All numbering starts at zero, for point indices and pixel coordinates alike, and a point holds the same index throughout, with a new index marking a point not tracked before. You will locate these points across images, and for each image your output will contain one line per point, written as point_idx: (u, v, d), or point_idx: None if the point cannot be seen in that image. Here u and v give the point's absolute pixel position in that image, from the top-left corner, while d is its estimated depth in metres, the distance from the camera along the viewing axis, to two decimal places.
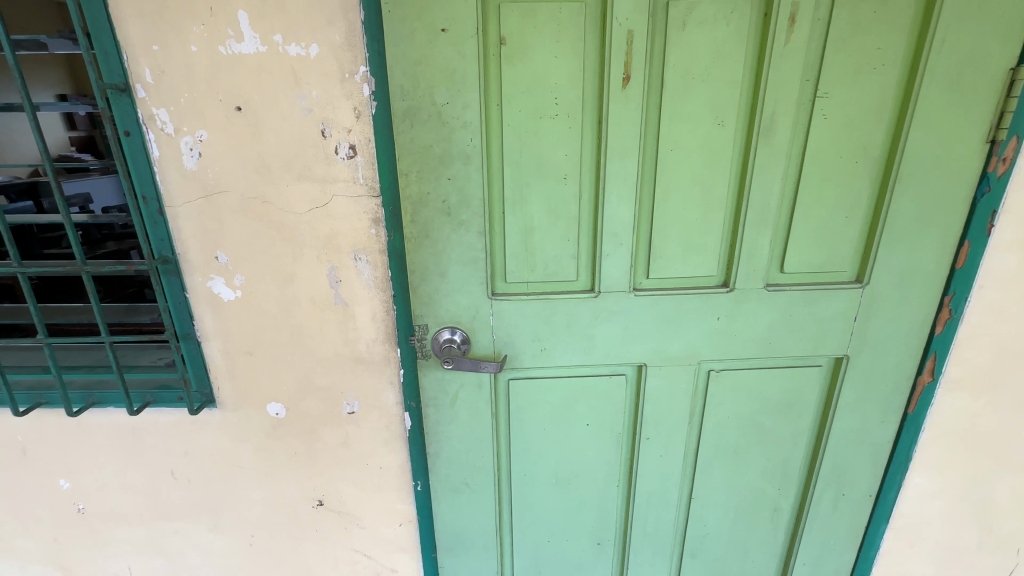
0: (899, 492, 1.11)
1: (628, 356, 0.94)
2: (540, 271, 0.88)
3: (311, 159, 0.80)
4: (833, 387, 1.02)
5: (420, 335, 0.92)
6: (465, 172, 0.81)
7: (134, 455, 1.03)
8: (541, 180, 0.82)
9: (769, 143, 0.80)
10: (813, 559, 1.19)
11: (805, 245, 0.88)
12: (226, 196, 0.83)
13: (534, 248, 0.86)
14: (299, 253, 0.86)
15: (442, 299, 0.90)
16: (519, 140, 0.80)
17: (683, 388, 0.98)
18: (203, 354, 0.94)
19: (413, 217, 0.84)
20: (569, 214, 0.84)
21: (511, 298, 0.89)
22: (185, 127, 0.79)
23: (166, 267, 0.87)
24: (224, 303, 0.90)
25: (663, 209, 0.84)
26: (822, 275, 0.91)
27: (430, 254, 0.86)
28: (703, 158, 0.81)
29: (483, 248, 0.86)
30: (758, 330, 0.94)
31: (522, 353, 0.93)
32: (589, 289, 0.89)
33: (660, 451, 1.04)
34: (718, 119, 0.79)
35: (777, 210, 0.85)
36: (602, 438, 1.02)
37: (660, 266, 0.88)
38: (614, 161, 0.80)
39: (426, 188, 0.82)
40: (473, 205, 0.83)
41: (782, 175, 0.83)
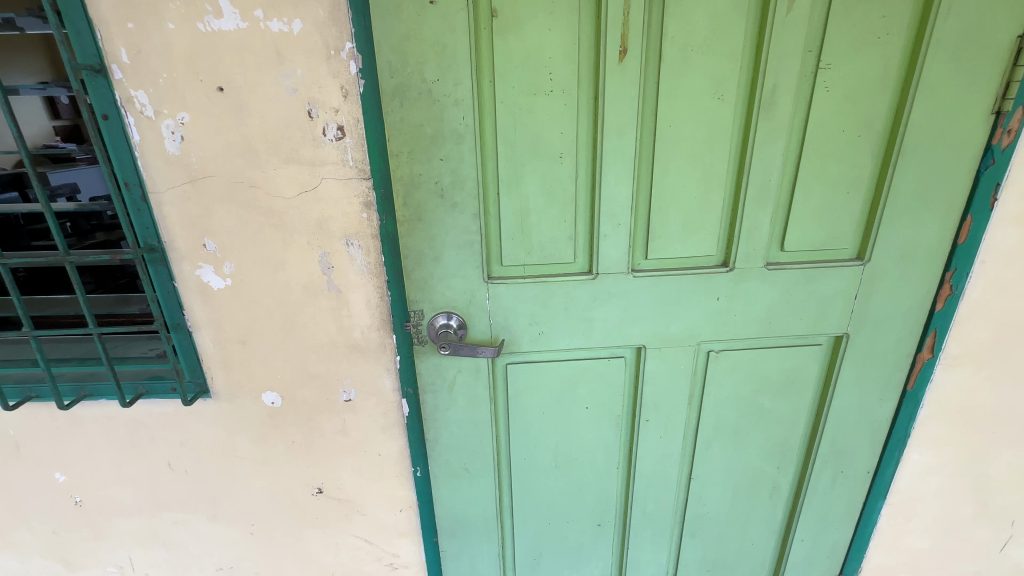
0: (897, 468, 1.12)
1: (627, 338, 0.93)
2: (536, 254, 0.86)
3: (298, 141, 0.78)
4: (833, 365, 1.01)
5: (415, 321, 0.91)
6: (458, 153, 0.79)
7: (130, 447, 1.02)
8: (536, 160, 0.80)
9: (771, 118, 0.78)
10: (811, 535, 1.20)
11: (806, 223, 0.87)
12: (211, 181, 0.80)
13: (530, 230, 0.84)
14: (289, 239, 0.84)
15: (437, 284, 0.88)
16: (512, 119, 0.77)
17: (683, 369, 0.97)
18: (194, 344, 0.92)
19: (406, 200, 0.82)
20: (565, 195, 0.82)
21: (508, 282, 0.87)
22: (166, 109, 0.76)
23: (153, 256, 0.84)
24: (214, 292, 0.88)
25: (662, 188, 0.82)
26: (823, 253, 0.90)
27: (424, 238, 0.84)
28: (703, 134, 0.79)
29: (478, 231, 0.84)
30: (758, 310, 0.93)
31: (519, 337, 0.92)
32: (587, 272, 0.88)
33: (659, 432, 1.04)
34: (718, 94, 0.77)
35: (778, 186, 0.83)
36: (601, 421, 1.02)
37: (659, 246, 0.86)
38: (612, 139, 0.78)
39: (418, 169, 0.80)
40: (467, 186, 0.81)
41: (783, 151, 0.81)
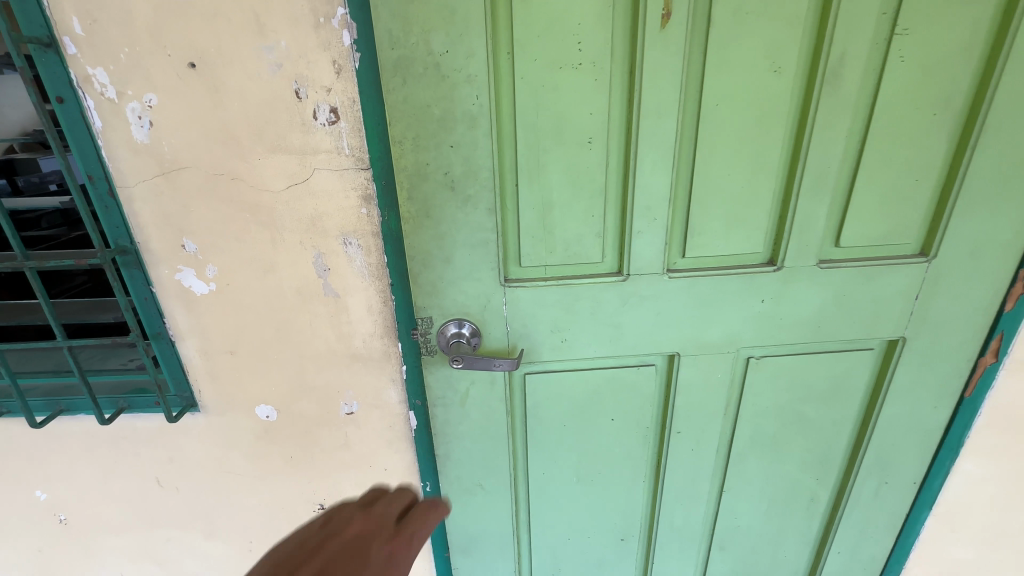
0: (946, 478, 1.03)
1: (659, 345, 0.84)
2: (559, 254, 0.76)
3: (285, 127, 0.67)
4: (884, 372, 0.91)
5: (423, 329, 0.81)
6: (471, 138, 0.68)
7: (115, 464, 0.94)
8: (561, 146, 0.69)
9: (836, 95, 0.67)
10: (849, 547, 1.12)
11: (866, 215, 0.76)
12: (187, 173, 0.70)
13: (553, 226, 0.74)
14: (279, 239, 0.74)
15: (447, 287, 0.78)
16: (534, 98, 0.66)
17: (719, 377, 0.88)
18: (178, 355, 0.83)
19: (411, 193, 0.71)
20: (594, 187, 0.71)
21: (527, 285, 0.77)
22: (130, 90, 0.65)
23: (125, 258, 0.74)
24: (197, 298, 0.78)
25: (706, 177, 0.71)
26: (883, 248, 0.80)
27: (432, 237, 0.74)
28: (755, 113, 0.68)
29: (494, 228, 0.73)
30: (807, 313, 0.83)
31: (539, 345, 0.82)
32: (616, 272, 0.78)
33: (691, 445, 0.95)
34: (775, 66, 0.66)
35: (838, 173, 0.72)
36: (628, 433, 0.93)
37: (698, 243, 0.76)
38: (650, 120, 0.67)
39: (425, 158, 0.69)
40: (481, 177, 0.70)
41: (847, 133, 0.70)
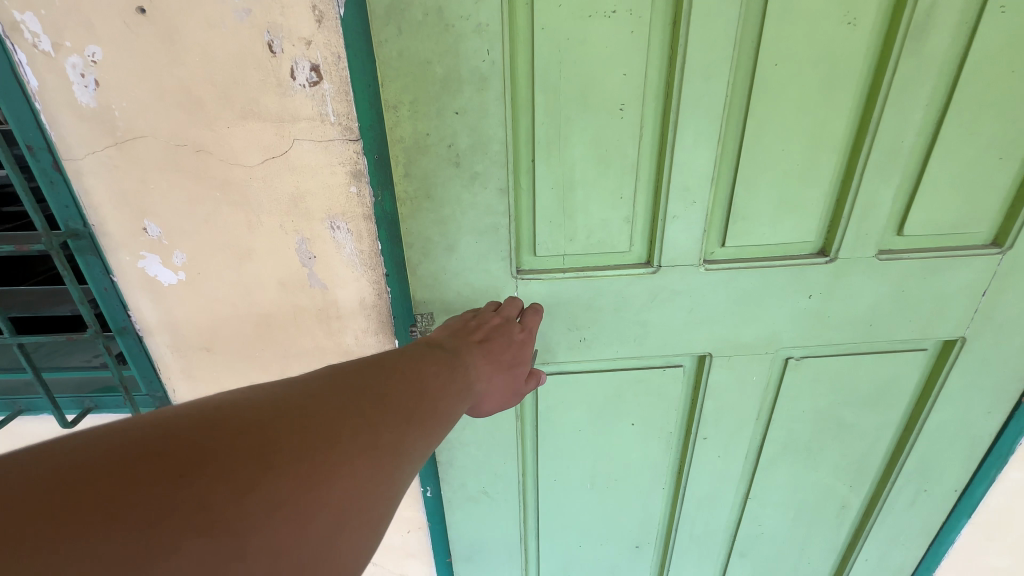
0: (990, 487, 0.94)
1: (688, 345, 0.74)
2: (580, 242, 0.66)
3: (257, 89, 0.56)
4: (936, 374, 0.82)
5: (423, 326, 0.71)
6: (480, 103, 0.57)
7: None
8: (586, 114, 0.58)
9: (920, 53, 0.56)
10: (878, 555, 1.04)
11: (938, 199, 0.65)
12: (144, 144, 0.59)
13: (574, 210, 0.63)
14: (256, 222, 0.64)
15: (451, 278, 0.68)
16: (556, 54, 0.55)
17: (754, 380, 0.79)
18: (147, 351, 0.73)
19: (408, 170, 0.61)
20: (624, 164, 0.61)
21: (543, 277, 0.67)
22: (68, 42, 0.54)
23: (79, 243, 0.64)
24: (165, 289, 0.69)
25: (756, 153, 0.61)
26: (951, 238, 0.69)
27: (433, 220, 0.64)
28: (819, 76, 0.57)
29: (505, 212, 0.63)
30: (857, 310, 0.73)
31: (555, 344, 0.73)
32: (645, 263, 0.68)
33: (718, 451, 0.86)
34: (849, 17, 0.54)
35: (910, 149, 0.62)
36: (649, 438, 0.84)
37: (741, 230, 0.66)
38: (695, 83, 0.56)
39: (425, 127, 0.59)
40: (492, 151, 0.60)
41: (926, 100, 0.59)
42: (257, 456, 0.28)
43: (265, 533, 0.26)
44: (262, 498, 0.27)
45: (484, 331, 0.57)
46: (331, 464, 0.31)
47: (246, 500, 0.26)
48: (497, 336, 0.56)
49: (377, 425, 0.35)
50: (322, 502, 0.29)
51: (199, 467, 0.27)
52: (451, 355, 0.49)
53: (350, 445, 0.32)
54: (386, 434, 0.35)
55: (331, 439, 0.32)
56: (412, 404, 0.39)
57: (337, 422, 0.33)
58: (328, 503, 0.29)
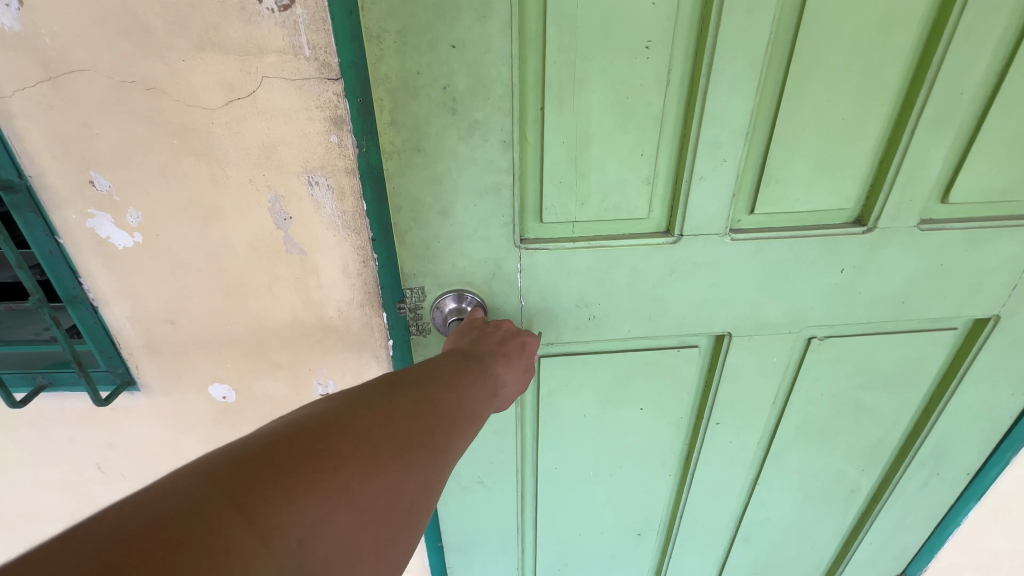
0: (1003, 469, 0.91)
1: (706, 324, 0.68)
2: (593, 207, 0.58)
3: (217, 13, 0.47)
4: (963, 355, 0.77)
5: (413, 302, 0.64)
6: (483, 34, 0.49)
7: (46, 450, 0.78)
8: (606, 51, 0.50)
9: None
10: (882, 538, 1.01)
11: (994, 161, 0.59)
12: (83, 80, 0.50)
13: (587, 169, 0.56)
14: (222, 175, 0.56)
15: (445, 249, 0.61)
16: None
17: (774, 361, 0.73)
18: (104, 323, 0.65)
19: (395, 118, 0.52)
20: (647, 115, 0.54)
21: (549, 247, 0.60)
22: None
23: (15, 198, 0.56)
24: (120, 253, 0.60)
25: (797, 101, 0.54)
26: (1002, 208, 0.63)
27: (425, 179, 0.56)
28: (878, 7, 0.50)
29: (509, 170, 0.55)
30: (891, 286, 0.67)
31: (562, 323, 0.66)
32: (664, 232, 0.61)
33: (730, 436, 0.81)
34: None
35: (971, 100, 0.55)
36: (658, 424, 0.79)
37: (773, 195, 0.59)
38: (736, 16, 0.48)
39: (416, 65, 0.50)
40: (495, 95, 0.51)
41: (992, 45, 0.52)
42: (369, 453, 0.32)
43: (378, 515, 0.31)
44: (378, 487, 0.31)
45: (500, 335, 0.56)
46: (415, 455, 0.35)
47: (368, 486, 0.31)
48: (513, 339, 0.55)
49: (444, 421, 0.39)
50: (413, 489, 0.34)
51: (338, 459, 0.30)
52: (479, 357, 0.50)
53: (429, 442, 0.36)
54: (451, 432, 0.39)
55: (416, 437, 0.36)
56: (464, 397, 0.43)
57: (419, 419, 0.37)
58: (415, 490, 0.34)
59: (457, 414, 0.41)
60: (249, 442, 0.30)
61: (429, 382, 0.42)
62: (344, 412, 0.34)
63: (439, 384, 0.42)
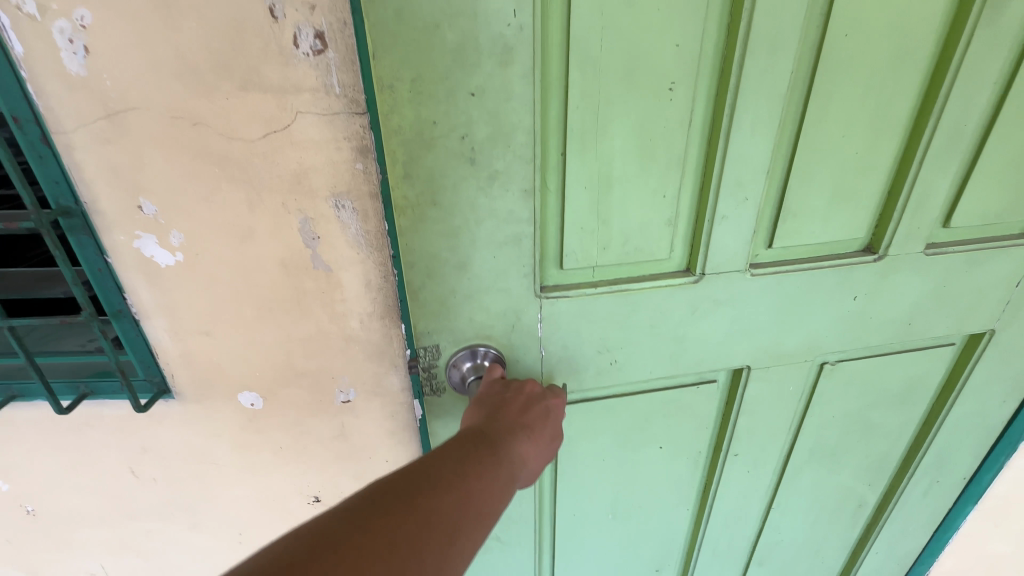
0: (997, 473, 0.98)
1: (728, 359, 0.75)
2: (614, 251, 0.64)
3: (259, 57, 0.53)
4: (963, 367, 0.84)
5: (429, 358, 0.68)
6: (502, 82, 0.52)
7: (84, 455, 0.83)
8: (634, 95, 0.55)
9: (978, 47, 0.58)
10: (886, 546, 1.07)
11: (988, 188, 0.68)
12: (137, 116, 0.56)
13: (610, 213, 0.61)
14: (257, 200, 0.61)
15: (463, 302, 0.64)
16: (601, 21, 0.51)
17: (790, 390, 0.81)
18: (144, 335, 0.71)
19: (408, 173, 0.55)
20: (670, 156, 0.59)
21: (569, 295, 0.65)
22: (55, 4, 0.50)
23: (71, 221, 0.61)
24: (162, 271, 0.66)
25: (814, 140, 0.61)
26: (993, 230, 0.72)
27: (442, 234, 0.59)
28: (889, 51, 0.57)
29: (530, 220, 0.59)
30: (898, 310, 0.76)
31: (584, 368, 0.72)
32: (686, 271, 0.68)
33: (748, 466, 0.87)
34: None
35: (973, 132, 0.64)
36: (676, 460, 0.84)
37: (791, 230, 0.66)
38: (759, 58, 0.55)
39: (433, 114, 0.53)
40: (515, 142, 0.55)
41: (987, 88, 0.61)
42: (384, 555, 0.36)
43: None
44: None
45: (522, 405, 0.59)
46: (428, 553, 0.38)
47: None
48: (533, 410, 0.59)
49: (462, 512, 0.42)
50: None
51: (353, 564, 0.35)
52: (502, 432, 0.53)
53: (443, 538, 0.40)
54: (468, 524, 0.42)
55: (430, 533, 0.39)
56: (486, 483, 0.46)
57: (437, 514, 0.41)
58: None
59: (476, 503, 0.44)
60: (283, 543, 0.35)
61: (452, 470, 0.45)
62: (368, 511, 0.38)
63: (463, 471, 0.46)
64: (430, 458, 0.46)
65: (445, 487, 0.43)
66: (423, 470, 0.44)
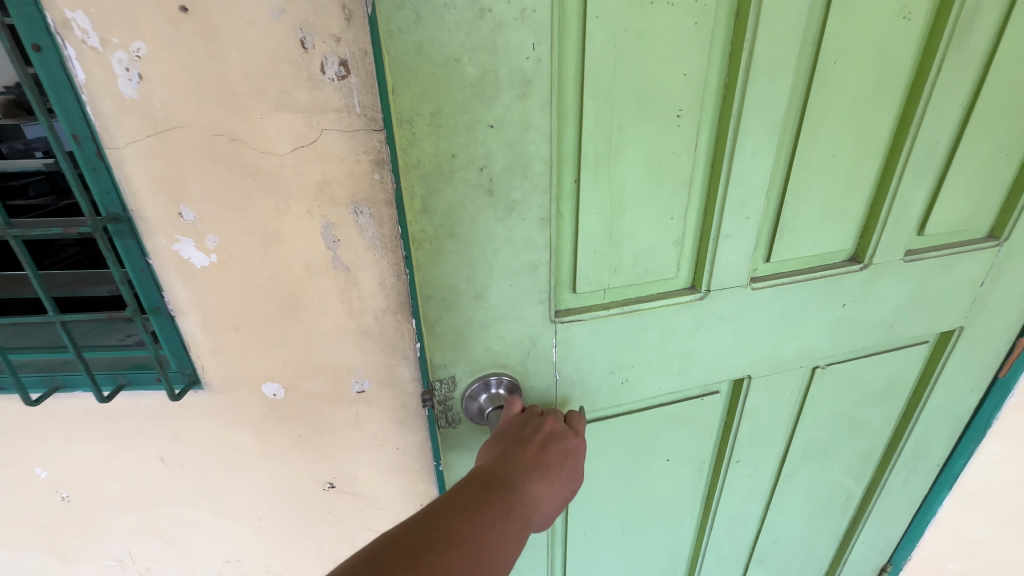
0: (968, 459, 1.06)
1: (731, 370, 0.83)
2: (625, 272, 0.70)
3: (291, 82, 0.61)
4: (934, 365, 0.95)
5: (447, 391, 0.73)
6: (519, 113, 0.57)
7: (117, 442, 0.90)
8: (644, 123, 0.61)
9: (945, 79, 0.68)
10: (871, 536, 1.14)
11: (952, 199, 0.79)
12: (181, 133, 0.63)
13: (621, 236, 0.67)
14: (284, 206, 0.68)
15: (479, 330, 0.69)
16: (612, 55, 0.57)
17: (787, 396, 0.89)
18: (179, 330, 0.78)
19: (426, 208, 0.59)
20: (677, 177, 0.66)
21: (583, 319, 0.72)
22: (115, 37, 0.58)
23: (118, 227, 0.69)
24: (197, 271, 0.73)
25: (807, 159, 0.69)
26: (958, 235, 0.84)
27: (460, 264, 0.64)
28: (870, 79, 0.67)
29: (546, 247, 0.65)
30: (881, 315, 0.85)
31: (598, 387, 0.78)
32: (691, 288, 0.75)
33: (748, 472, 0.95)
34: (905, 13, 0.64)
35: (943, 148, 0.74)
36: (681, 470, 0.91)
37: (788, 245, 0.75)
38: (761, 83, 0.62)
39: (450, 146, 0.57)
40: (531, 171, 0.60)
41: (953, 110, 0.72)
42: None
43: None
44: None
45: (544, 442, 0.64)
46: None
47: None
48: (554, 448, 0.63)
49: (482, 556, 0.48)
50: None
51: None
52: (524, 472, 0.58)
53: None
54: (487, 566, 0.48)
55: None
56: (505, 526, 0.52)
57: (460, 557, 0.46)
58: None
59: (494, 546, 0.49)
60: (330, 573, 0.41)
61: (477, 514, 0.50)
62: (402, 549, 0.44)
63: (486, 514, 0.51)
64: (459, 499, 0.52)
65: (469, 530, 0.49)
66: (451, 512, 0.50)
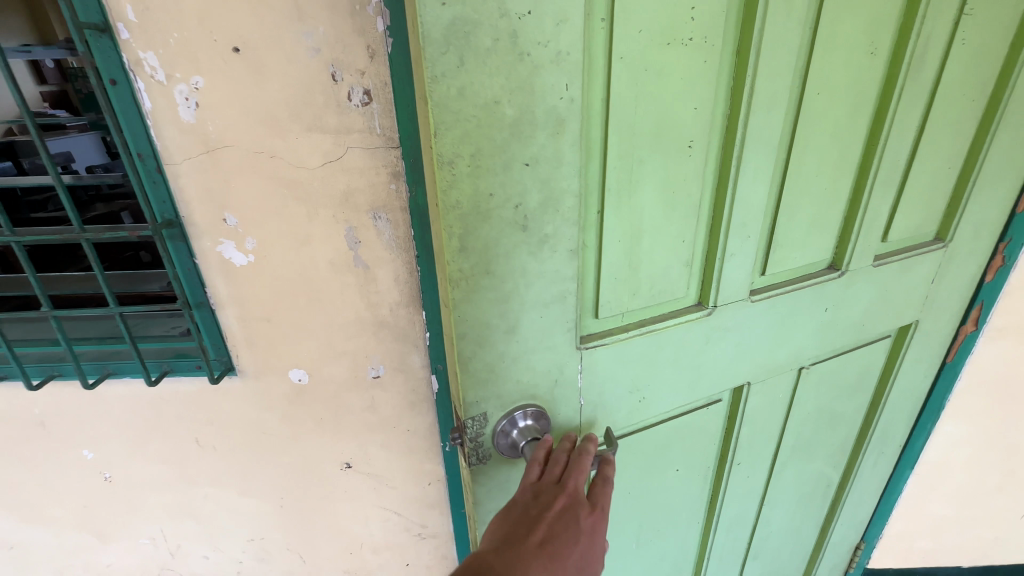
0: (926, 438, 1.20)
1: (733, 378, 0.90)
2: (643, 295, 0.75)
3: (323, 109, 0.73)
4: (897, 355, 1.05)
5: (477, 429, 0.72)
6: (552, 151, 0.59)
7: (157, 425, 1.00)
8: (661, 153, 0.66)
9: (902, 106, 0.80)
10: (847, 516, 1.24)
11: (907, 207, 0.90)
12: (229, 151, 0.75)
13: (640, 260, 0.72)
14: (315, 212, 0.80)
15: (510, 364, 0.69)
16: (634, 92, 0.61)
17: (781, 396, 0.98)
18: (219, 323, 0.89)
19: (464, 248, 0.60)
20: (688, 202, 0.72)
21: (608, 342, 0.75)
22: (178, 73, 0.70)
23: (171, 231, 0.80)
24: (237, 269, 0.84)
25: (794, 179, 0.78)
26: (914, 238, 0.95)
27: (495, 300, 0.64)
28: (842, 106, 0.77)
29: (574, 277, 0.67)
30: (855, 314, 0.96)
31: (620, 407, 0.81)
32: (698, 305, 0.82)
33: (747, 471, 1.03)
34: (870, 48, 0.74)
35: (904, 163, 0.85)
36: (689, 478, 0.97)
37: (779, 258, 0.83)
38: (759, 113, 0.70)
39: (489, 186, 0.58)
40: (562, 207, 0.62)
41: (909, 131, 0.83)
42: None
43: None
44: None
45: (549, 526, 0.59)
46: None
47: None
48: (560, 532, 0.59)
49: None
50: None
51: None
52: (519, 564, 0.55)
53: None
54: None
55: None
56: None
57: None
58: None
59: None
60: None
61: None
62: None
63: None
64: None
65: None
66: None
